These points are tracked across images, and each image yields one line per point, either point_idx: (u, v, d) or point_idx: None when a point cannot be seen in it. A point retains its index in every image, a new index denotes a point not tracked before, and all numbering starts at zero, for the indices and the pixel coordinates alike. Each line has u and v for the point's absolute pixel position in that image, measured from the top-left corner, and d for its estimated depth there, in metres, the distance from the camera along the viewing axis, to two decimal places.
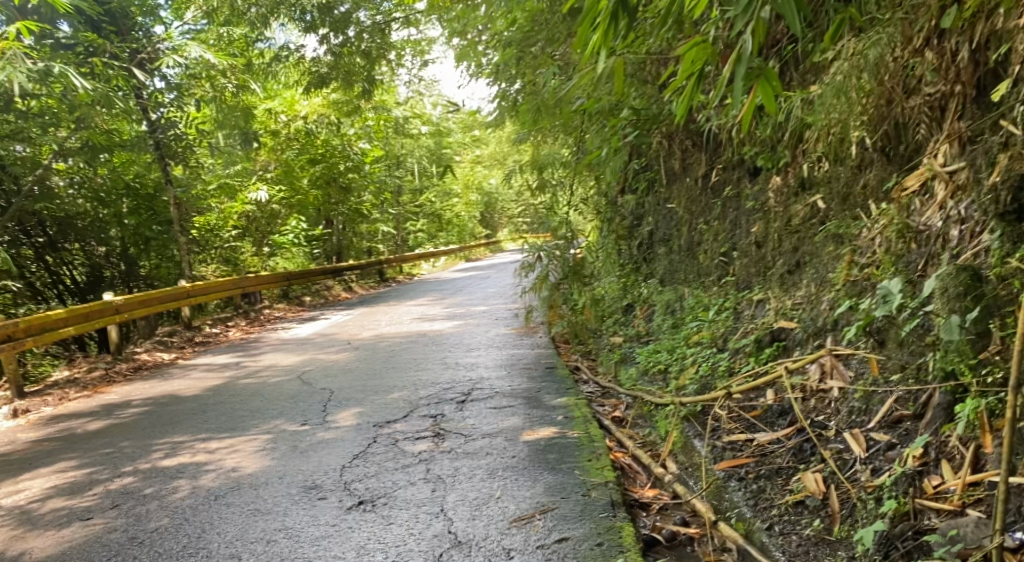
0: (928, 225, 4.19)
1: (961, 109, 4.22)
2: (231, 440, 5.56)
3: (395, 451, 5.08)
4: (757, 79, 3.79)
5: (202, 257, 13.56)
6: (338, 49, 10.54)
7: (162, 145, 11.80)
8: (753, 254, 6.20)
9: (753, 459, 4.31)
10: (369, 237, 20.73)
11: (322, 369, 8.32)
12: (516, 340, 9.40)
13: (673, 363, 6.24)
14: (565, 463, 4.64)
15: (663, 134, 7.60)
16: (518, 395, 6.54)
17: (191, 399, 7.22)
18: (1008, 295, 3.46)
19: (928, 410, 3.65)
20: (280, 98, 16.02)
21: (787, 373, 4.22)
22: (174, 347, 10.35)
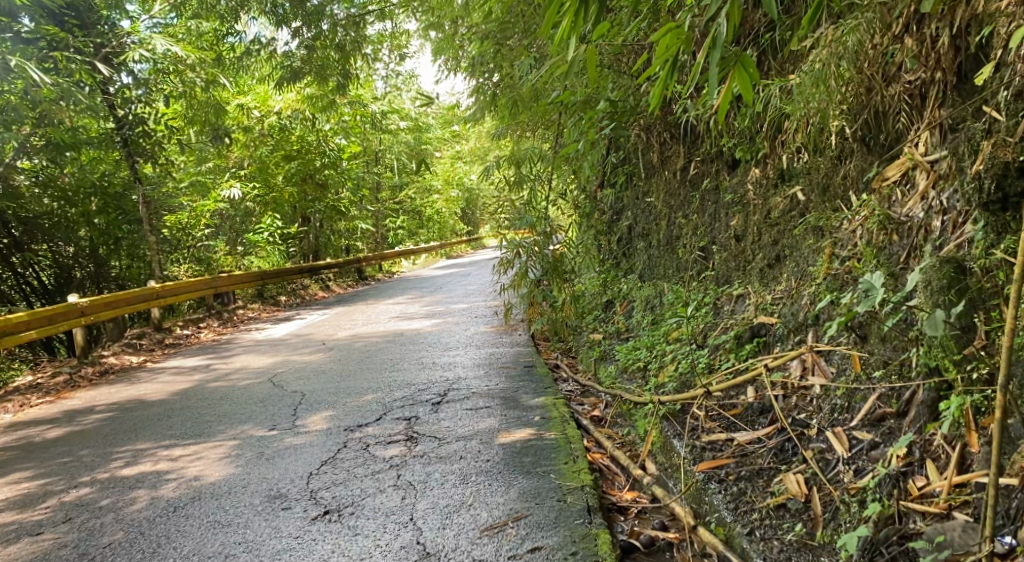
0: (909, 216, 4.08)
1: (942, 97, 4.11)
2: (195, 447, 5.37)
3: (365, 457, 4.91)
4: (733, 65, 3.64)
5: (173, 257, 13.31)
6: (312, 42, 10.29)
7: (129, 142, 11.67)
8: (732, 248, 6.08)
9: (733, 460, 4.17)
10: (348, 236, 20.40)
11: (295, 371, 8.11)
12: (494, 339, 9.25)
13: (652, 360, 6.11)
14: (541, 466, 4.49)
15: (641, 127, 7.46)
16: (494, 395, 6.38)
17: (157, 404, 7.01)
18: (993, 288, 3.33)
19: (911, 408, 3.52)
20: (253, 94, 15.89)
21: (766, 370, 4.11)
22: (143, 350, 10.12)
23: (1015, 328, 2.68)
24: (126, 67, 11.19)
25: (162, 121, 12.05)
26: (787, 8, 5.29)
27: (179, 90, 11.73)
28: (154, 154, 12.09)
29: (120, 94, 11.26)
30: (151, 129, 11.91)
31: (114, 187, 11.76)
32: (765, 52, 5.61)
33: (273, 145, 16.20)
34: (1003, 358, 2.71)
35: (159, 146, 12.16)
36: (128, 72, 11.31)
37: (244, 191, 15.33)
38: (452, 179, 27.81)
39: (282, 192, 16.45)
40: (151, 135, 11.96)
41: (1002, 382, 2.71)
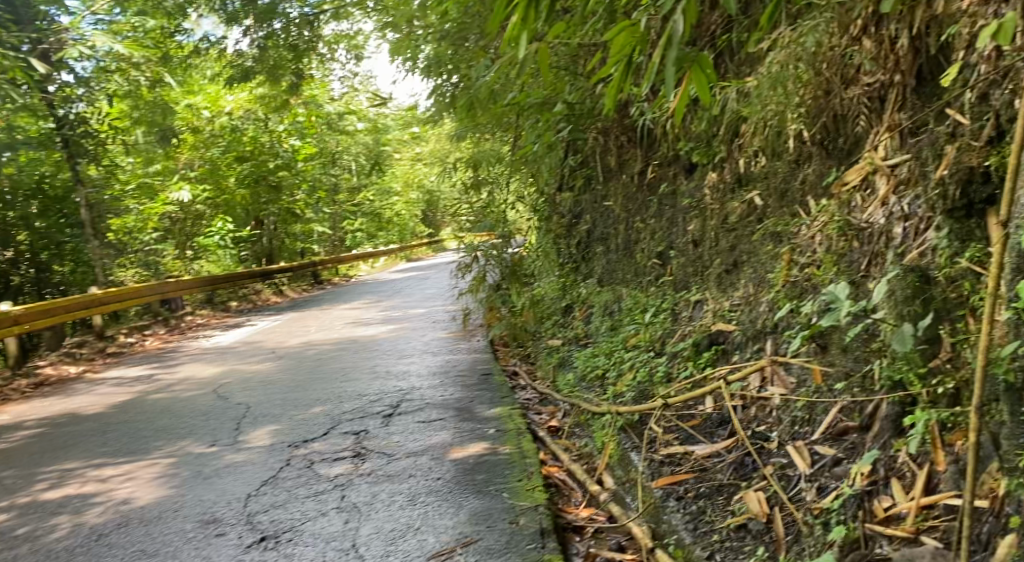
0: (870, 222, 3.93)
1: (901, 100, 4.00)
2: (128, 466, 5.13)
3: (309, 476, 4.68)
4: (689, 65, 3.48)
5: (119, 262, 12.91)
6: (264, 42, 10.03)
7: (70, 142, 11.20)
8: (691, 253, 5.94)
9: (693, 476, 4.01)
10: (304, 239, 19.88)
11: (241, 382, 7.82)
12: (451, 345, 9.02)
13: (611, 368, 5.90)
14: (493, 485, 4.26)
15: (597, 130, 7.32)
16: (448, 406, 6.15)
17: (92, 419, 6.74)
18: (958, 298, 3.13)
19: (876, 422, 3.35)
20: (202, 94, 15.61)
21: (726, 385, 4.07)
22: (83, 360, 9.77)
23: (989, 345, 2.46)
24: (66, 64, 10.70)
25: (106, 121, 11.66)
26: (744, 7, 5.18)
27: (125, 89, 11.38)
28: (96, 155, 11.68)
29: (62, 93, 10.90)
30: (95, 129, 11.49)
31: (55, 190, 11.35)
32: (724, 53, 5.47)
33: (224, 145, 15.81)
34: (976, 375, 2.48)
35: (102, 146, 11.73)
36: (69, 70, 10.89)
37: (194, 193, 14.93)
38: (413, 181, 27.48)
39: (233, 194, 16.09)
40: (94, 136, 11.53)
41: (976, 400, 2.47)
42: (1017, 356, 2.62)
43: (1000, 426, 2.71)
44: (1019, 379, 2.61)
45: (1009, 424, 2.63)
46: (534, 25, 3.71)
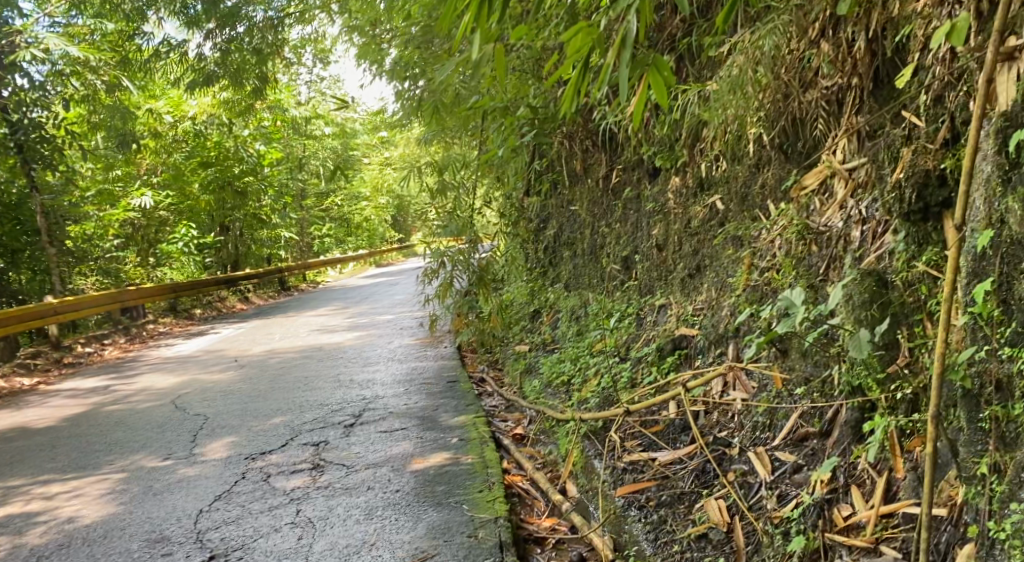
0: (829, 226, 3.89)
1: (858, 103, 3.99)
2: (76, 482, 5.01)
3: (265, 489, 4.56)
4: (647, 68, 3.40)
5: (78, 270, 12.79)
6: (226, 45, 9.84)
7: (24, 147, 10.94)
8: (654, 258, 5.89)
9: (654, 484, 3.93)
10: (271, 244, 19.63)
11: (200, 392, 7.67)
12: (418, 351, 8.90)
13: (576, 375, 5.81)
14: (453, 496, 4.14)
15: (558, 135, 7.25)
16: (412, 415, 6.03)
17: (43, 432, 6.60)
18: (915, 303, 3.07)
19: (835, 428, 3.32)
20: (165, 98, 15.09)
21: (686, 390, 4.07)
22: (38, 371, 9.55)
23: (945, 356, 2.39)
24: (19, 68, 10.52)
25: (62, 126, 11.41)
26: (704, 9, 5.16)
27: (81, 93, 11.13)
28: (53, 160, 11.36)
29: (15, 96, 10.62)
30: (51, 134, 11.21)
31: (9, 197, 11.34)
32: (688, 56, 5.40)
33: (187, 151, 15.59)
34: (934, 382, 2.41)
35: (59, 151, 11.44)
36: (23, 73, 10.65)
37: (156, 199, 14.66)
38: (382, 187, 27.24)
39: (197, 200, 16.10)
40: (50, 141, 11.28)
41: (934, 409, 2.42)
42: (975, 362, 2.59)
43: (957, 432, 2.65)
44: (977, 386, 2.58)
45: (965, 431, 2.60)
46: (489, 22, 3.63)
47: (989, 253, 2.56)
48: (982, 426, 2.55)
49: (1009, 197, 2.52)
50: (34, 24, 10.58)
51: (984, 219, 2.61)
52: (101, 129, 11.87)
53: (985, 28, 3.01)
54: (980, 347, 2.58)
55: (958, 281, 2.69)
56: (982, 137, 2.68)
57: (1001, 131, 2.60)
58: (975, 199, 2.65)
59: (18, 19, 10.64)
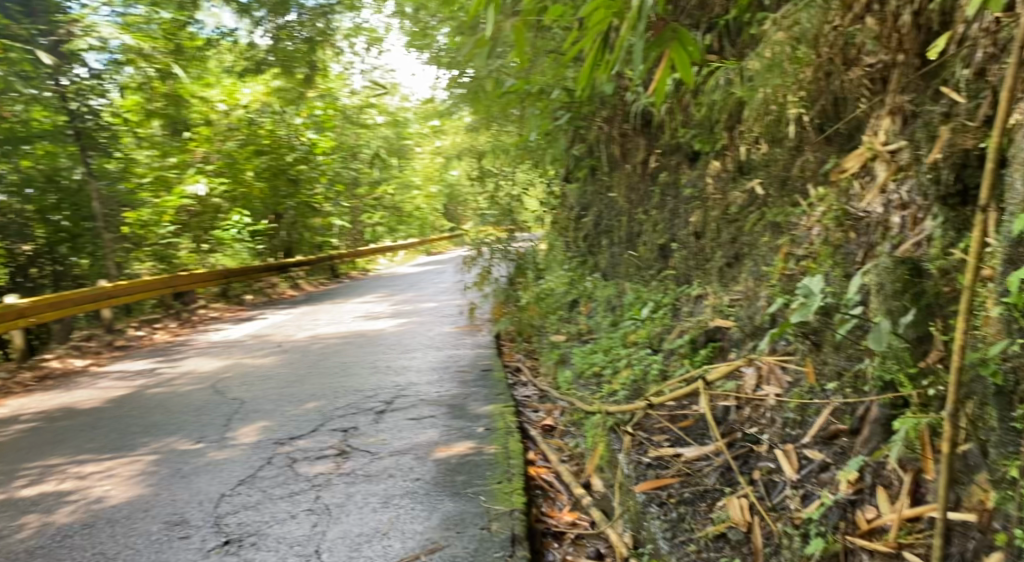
0: (868, 212, 3.65)
1: (904, 81, 3.74)
2: (110, 462, 5.05)
3: (288, 475, 4.54)
4: (669, 42, 3.25)
5: (134, 256, 13.28)
6: (276, 33, 9.85)
7: (83, 135, 11.31)
8: (692, 246, 5.72)
9: (678, 480, 3.79)
10: (323, 232, 19.87)
11: (241, 376, 7.74)
12: (456, 339, 8.87)
13: (607, 366, 5.69)
14: (471, 487, 4.08)
15: (595, 118, 7.10)
16: (443, 403, 5.98)
17: (87, 413, 6.72)
18: (951, 292, 2.87)
19: (865, 426, 3.14)
20: (220, 86, 15.56)
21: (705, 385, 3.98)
22: (90, 353, 9.76)
23: (965, 349, 2.31)
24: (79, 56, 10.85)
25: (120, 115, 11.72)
26: None
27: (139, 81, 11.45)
28: (109, 147, 11.74)
29: (75, 85, 11.01)
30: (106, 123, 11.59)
31: (71, 183, 11.34)
32: (729, 34, 5.18)
33: (242, 139, 15.83)
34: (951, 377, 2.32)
35: (114, 140, 11.81)
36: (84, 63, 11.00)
37: (210, 186, 14.92)
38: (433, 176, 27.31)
39: (251, 187, 16.10)
40: (107, 128, 11.63)
41: (949, 410, 2.34)
42: (1011, 358, 2.40)
43: (989, 433, 2.47)
44: (1011, 383, 2.39)
45: (998, 432, 2.41)
46: None
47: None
48: (1015, 426, 2.36)
49: None
50: (92, 13, 10.85)
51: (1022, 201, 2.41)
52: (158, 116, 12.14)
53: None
54: (1015, 338, 2.39)
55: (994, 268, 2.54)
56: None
57: None
58: (1016, 179, 2.44)
59: (78, 8, 10.94)
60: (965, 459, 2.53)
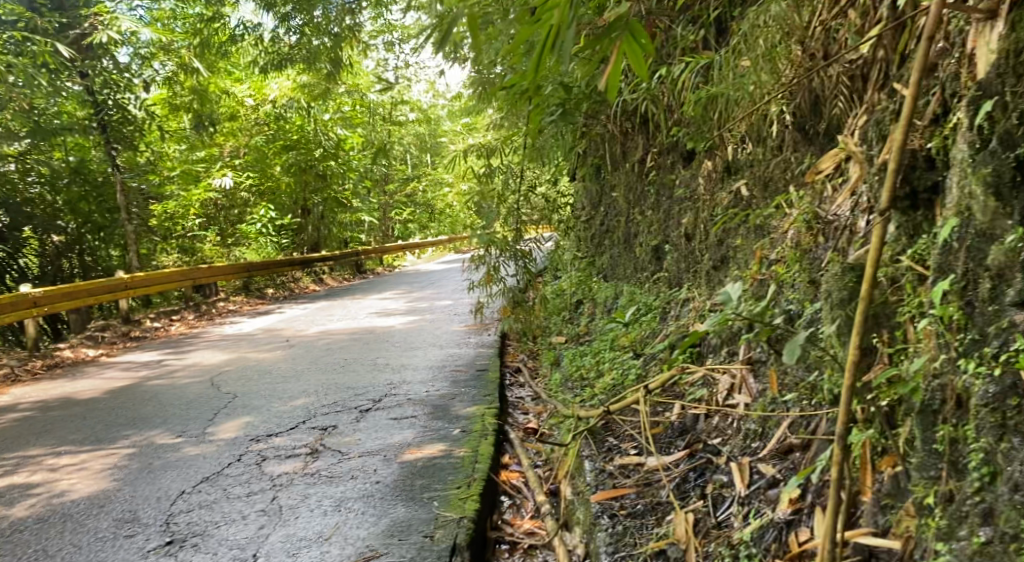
0: (836, 215, 3.46)
1: (883, 79, 3.45)
2: (85, 455, 5.06)
3: (254, 473, 4.47)
4: (620, 35, 3.07)
5: (162, 247, 13.78)
6: (304, 29, 8.85)
7: (107, 127, 11.30)
8: (683, 248, 5.55)
9: (634, 491, 3.71)
10: (352, 227, 19.99)
11: (240, 370, 7.74)
12: (461, 338, 8.79)
13: (592, 371, 5.71)
14: (428, 491, 4.01)
15: (597, 116, 6.86)
16: (428, 403, 5.90)
17: (82, 403, 6.77)
18: (898, 303, 2.70)
19: (814, 442, 3.02)
20: (248, 82, 15.44)
21: (644, 392, 4.00)
22: (104, 343, 9.87)
23: (857, 368, 2.29)
24: (111, 54, 10.83)
25: (149, 111, 11.73)
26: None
27: (169, 77, 11.44)
28: (133, 140, 11.73)
29: (100, 77, 10.82)
30: (132, 116, 11.55)
31: (97, 176, 11.91)
32: (718, 31, 5.04)
33: (269, 134, 15.71)
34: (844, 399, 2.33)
35: (139, 134, 11.79)
36: (114, 58, 10.97)
37: (237, 180, 15.03)
38: None
39: (278, 181, 16.16)
40: (133, 122, 11.64)
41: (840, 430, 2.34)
42: (937, 375, 2.42)
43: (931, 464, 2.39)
44: (937, 402, 2.41)
45: (919, 455, 2.43)
46: None
47: (954, 246, 2.43)
48: (936, 449, 2.39)
49: (974, 179, 2.39)
50: (118, 9, 10.85)
51: (955, 206, 2.48)
52: (187, 111, 12.18)
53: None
54: (939, 356, 2.43)
55: (930, 275, 2.53)
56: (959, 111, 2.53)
57: (974, 101, 2.46)
58: (952, 184, 2.52)
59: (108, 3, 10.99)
60: (896, 483, 2.53)
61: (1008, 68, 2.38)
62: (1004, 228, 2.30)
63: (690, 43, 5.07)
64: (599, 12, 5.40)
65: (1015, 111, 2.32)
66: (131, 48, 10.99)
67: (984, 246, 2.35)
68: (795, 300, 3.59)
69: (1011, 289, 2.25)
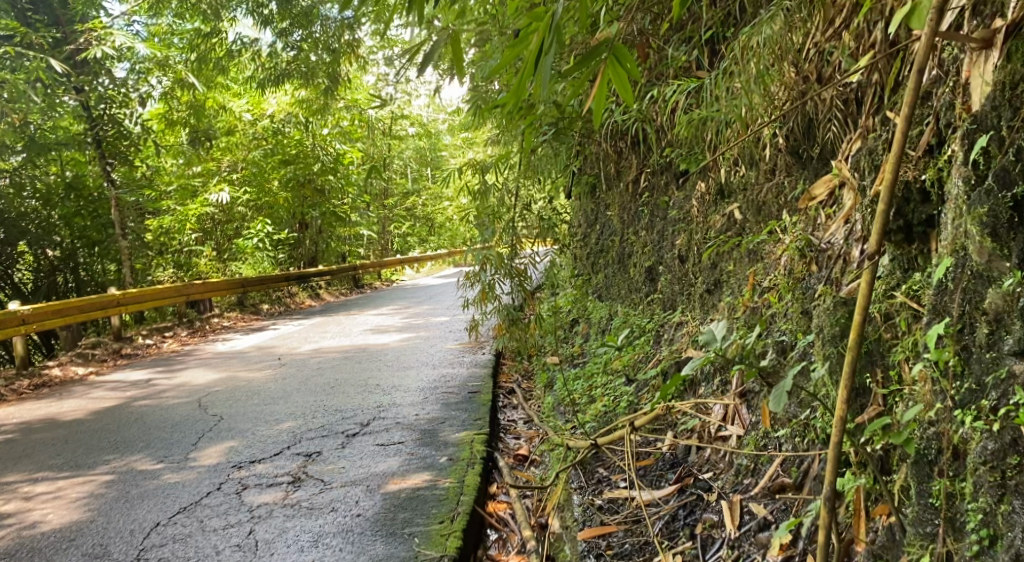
0: (830, 242, 3.36)
1: (877, 104, 3.35)
2: (63, 482, 4.94)
3: (233, 503, 4.34)
4: (605, 58, 2.96)
5: (158, 263, 13.66)
6: (300, 45, 8.78)
7: (102, 142, 11.13)
8: (676, 270, 5.43)
9: (622, 528, 3.61)
10: (349, 242, 19.88)
11: (229, 390, 7.61)
12: (455, 357, 8.65)
13: (584, 396, 5.60)
14: (410, 526, 3.90)
15: (591, 135, 6.63)
16: (417, 427, 5.78)
17: (66, 425, 6.64)
18: (892, 339, 2.74)
19: (807, 483, 2.94)
20: (246, 96, 15.33)
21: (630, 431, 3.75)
22: (94, 361, 9.74)
23: (844, 423, 2.17)
24: (107, 70, 10.66)
25: (145, 127, 11.58)
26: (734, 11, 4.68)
27: (167, 93, 11.28)
28: (128, 155, 11.57)
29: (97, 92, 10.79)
30: (128, 130, 11.39)
31: (90, 190, 11.71)
32: (712, 50, 4.94)
33: (268, 148, 15.56)
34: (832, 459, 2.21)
35: (135, 148, 11.65)
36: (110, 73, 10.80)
37: (233, 195, 14.97)
38: None
39: (275, 197, 15.85)
40: (129, 137, 11.50)
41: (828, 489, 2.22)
42: (933, 422, 2.46)
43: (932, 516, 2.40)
44: (933, 451, 2.44)
45: (915, 508, 2.45)
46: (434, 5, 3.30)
47: (949, 286, 2.48)
48: (933, 503, 2.41)
49: (967, 219, 2.44)
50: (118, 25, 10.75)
51: (950, 243, 2.52)
52: (185, 126, 12.09)
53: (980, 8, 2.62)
54: (935, 404, 2.46)
55: (923, 314, 2.60)
56: (953, 146, 2.60)
57: (969, 135, 2.52)
58: (947, 219, 2.56)
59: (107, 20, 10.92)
60: (891, 532, 2.53)
61: (1002, 102, 2.43)
62: (1001, 270, 2.34)
63: (683, 63, 4.98)
64: (592, 31, 5.26)
65: (1011, 147, 2.37)
66: (127, 62, 10.78)
67: (980, 288, 2.39)
68: (787, 330, 3.49)
69: (1010, 337, 2.28)
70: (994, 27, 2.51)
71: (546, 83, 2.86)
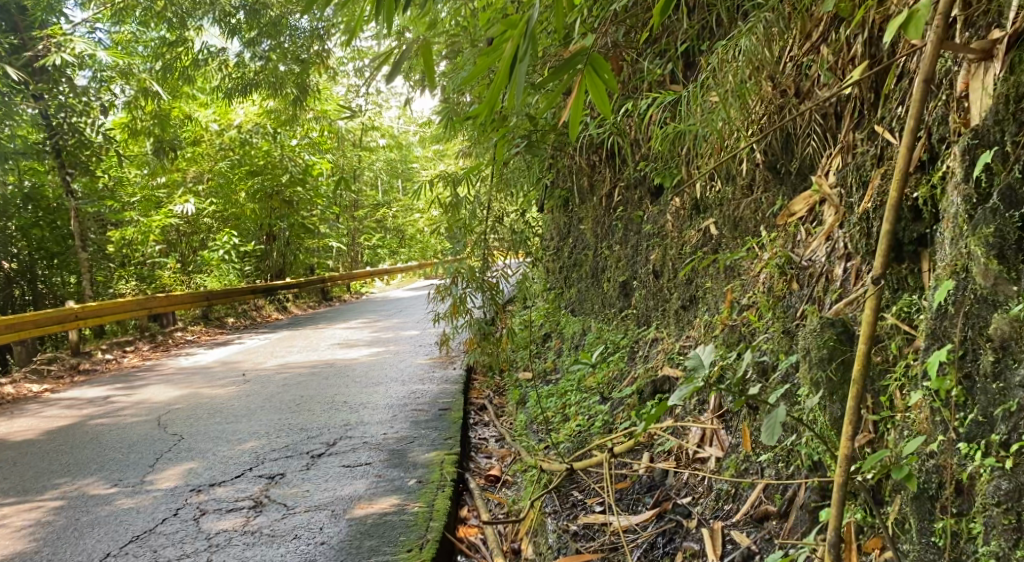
0: (811, 260, 3.28)
1: (857, 116, 3.27)
2: (10, 508, 4.70)
3: (189, 531, 4.14)
4: (581, 67, 2.83)
5: (119, 275, 13.29)
6: (268, 55, 8.54)
7: (61, 151, 10.76)
8: (651, 285, 5.32)
9: (598, 557, 3.48)
10: (318, 253, 19.60)
11: (191, 408, 7.36)
12: (425, 372, 8.48)
13: (558, 414, 5.48)
14: (378, 556, 3.75)
15: (564, 148, 6.52)
16: (385, 447, 5.60)
17: (17, 446, 6.35)
18: (882, 362, 2.73)
19: (793, 512, 2.88)
20: (212, 106, 15.03)
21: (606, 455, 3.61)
22: (49, 378, 9.40)
23: (850, 461, 2.10)
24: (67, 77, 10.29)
25: (107, 137, 11.24)
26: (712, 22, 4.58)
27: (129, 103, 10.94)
28: (89, 165, 11.19)
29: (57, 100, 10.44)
30: (89, 139, 11.03)
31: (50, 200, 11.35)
32: (686, 62, 4.84)
33: (235, 159, 15.22)
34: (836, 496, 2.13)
35: (97, 158, 11.29)
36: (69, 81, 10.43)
37: (198, 206, 14.66)
38: None
39: (242, 208, 15.57)
40: (89, 146, 11.11)
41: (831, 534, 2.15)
42: (933, 455, 2.46)
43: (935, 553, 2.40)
44: (934, 486, 2.44)
45: (916, 547, 2.45)
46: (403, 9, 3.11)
47: (950, 311, 2.45)
48: (936, 542, 2.41)
49: (971, 238, 2.41)
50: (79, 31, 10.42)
51: (950, 264, 2.49)
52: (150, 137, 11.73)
53: (973, 20, 2.62)
54: (936, 435, 2.45)
55: (919, 339, 2.60)
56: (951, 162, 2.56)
57: (969, 150, 2.48)
58: (945, 238, 2.54)
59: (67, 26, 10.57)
60: None
61: (1006, 116, 2.40)
62: (1008, 294, 2.33)
63: (657, 76, 4.89)
64: (566, 41, 5.13)
65: (1017, 163, 2.36)
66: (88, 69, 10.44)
67: (984, 312, 2.38)
68: (767, 349, 3.34)
69: (1019, 366, 2.27)
70: (992, 38, 2.49)
71: (520, 93, 2.71)
